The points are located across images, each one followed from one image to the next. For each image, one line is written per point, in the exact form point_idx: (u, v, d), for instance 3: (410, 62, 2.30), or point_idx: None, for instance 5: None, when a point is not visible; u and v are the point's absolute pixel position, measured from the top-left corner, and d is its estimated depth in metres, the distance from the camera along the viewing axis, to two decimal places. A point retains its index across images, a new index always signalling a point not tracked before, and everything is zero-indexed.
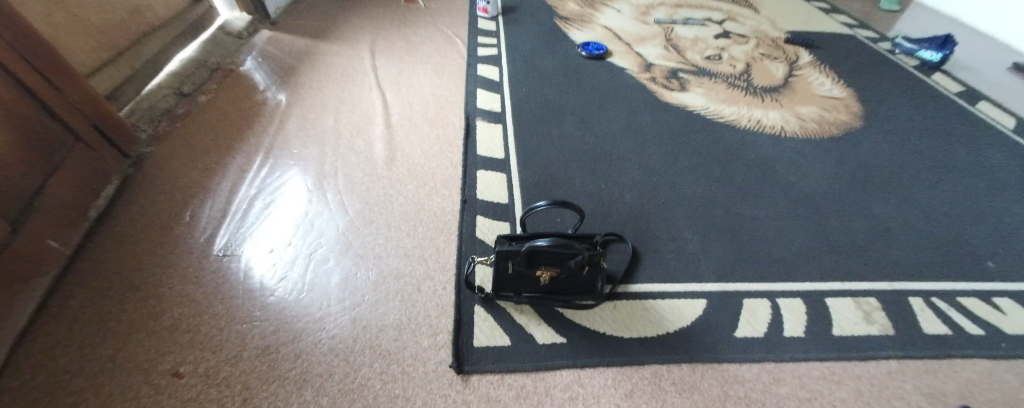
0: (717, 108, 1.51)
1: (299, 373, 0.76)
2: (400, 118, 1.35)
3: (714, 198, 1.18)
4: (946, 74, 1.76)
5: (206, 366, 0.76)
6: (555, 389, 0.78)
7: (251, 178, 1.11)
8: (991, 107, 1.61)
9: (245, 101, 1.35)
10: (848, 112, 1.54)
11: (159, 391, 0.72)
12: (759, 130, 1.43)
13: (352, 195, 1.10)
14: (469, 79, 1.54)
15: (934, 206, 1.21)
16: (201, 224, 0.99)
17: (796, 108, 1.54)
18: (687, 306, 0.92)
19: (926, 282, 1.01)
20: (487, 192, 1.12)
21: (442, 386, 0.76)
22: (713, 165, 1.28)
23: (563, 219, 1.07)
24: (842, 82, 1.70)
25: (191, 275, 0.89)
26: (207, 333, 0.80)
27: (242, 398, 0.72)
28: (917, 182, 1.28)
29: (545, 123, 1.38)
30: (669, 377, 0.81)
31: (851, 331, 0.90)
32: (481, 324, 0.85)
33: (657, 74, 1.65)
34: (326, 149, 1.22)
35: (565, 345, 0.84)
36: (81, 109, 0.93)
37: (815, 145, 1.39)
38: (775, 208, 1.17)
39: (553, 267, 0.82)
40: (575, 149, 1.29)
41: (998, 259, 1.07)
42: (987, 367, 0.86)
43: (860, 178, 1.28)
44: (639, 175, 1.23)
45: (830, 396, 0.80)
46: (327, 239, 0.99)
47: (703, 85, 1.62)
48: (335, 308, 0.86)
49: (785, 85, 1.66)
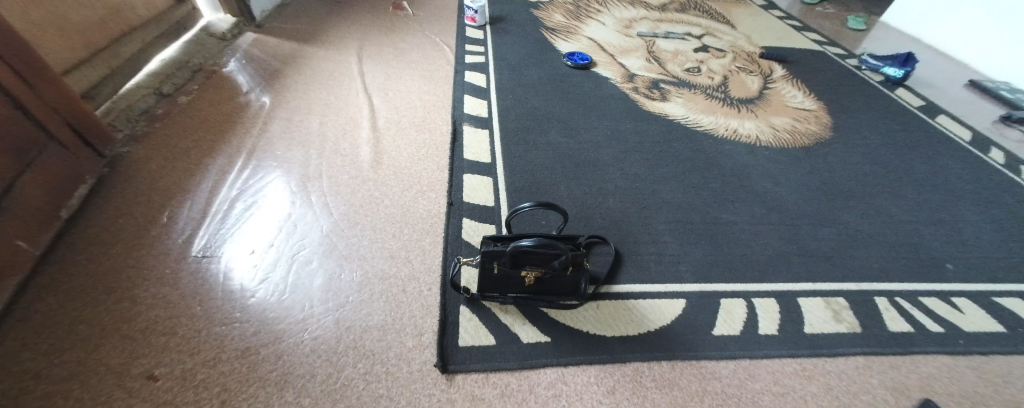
0: (696, 118, 1.57)
1: (281, 374, 0.76)
2: (387, 122, 1.37)
3: (693, 204, 1.22)
4: (908, 89, 1.87)
5: (182, 369, 0.74)
6: (539, 387, 0.79)
7: (232, 179, 1.10)
8: (949, 120, 1.72)
9: (228, 102, 1.34)
10: (818, 124, 1.62)
11: (132, 394, 0.70)
12: (736, 139, 1.49)
13: (337, 198, 1.10)
14: (456, 86, 1.56)
15: (898, 212, 1.28)
16: (180, 225, 0.97)
17: (770, 119, 1.61)
18: (667, 306, 0.95)
19: (891, 283, 1.06)
20: (473, 195, 1.14)
21: (427, 385, 0.77)
22: (692, 172, 1.33)
23: (548, 222, 1.09)
24: (812, 95, 1.78)
25: (168, 277, 0.87)
26: (184, 336, 0.79)
27: (221, 400, 0.71)
28: (882, 189, 1.36)
29: (531, 130, 1.41)
30: (650, 374, 0.83)
31: (821, 329, 0.94)
32: (467, 324, 0.86)
33: (639, 84, 1.71)
34: (312, 151, 1.22)
35: (549, 344, 0.85)
36: (55, 107, 0.91)
37: (788, 154, 1.45)
38: (750, 213, 1.22)
39: (538, 267, 0.84)
40: (560, 155, 1.32)
41: (956, 262, 1.14)
42: (945, 362, 0.91)
43: (829, 186, 1.34)
44: (621, 181, 1.26)
45: (802, 391, 0.83)
46: (310, 241, 0.99)
47: (683, 95, 1.68)
48: (318, 310, 0.86)
49: (760, 98, 1.73)
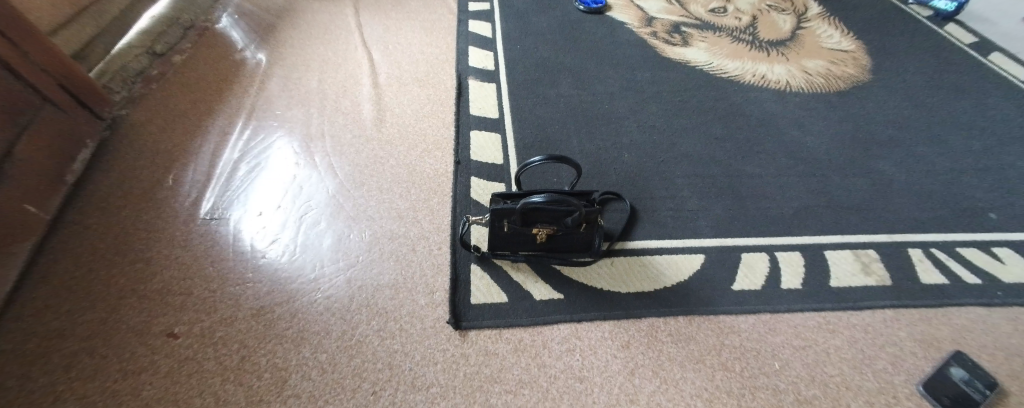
0: (720, 64, 1.46)
1: (297, 331, 0.76)
2: (389, 77, 1.31)
3: (713, 157, 1.15)
4: (960, 25, 1.68)
5: (201, 327, 0.76)
6: (552, 342, 0.78)
7: (234, 141, 1.08)
8: (1005, 58, 1.55)
9: (223, 61, 1.30)
10: (856, 66, 1.49)
11: (155, 351, 0.72)
12: (763, 85, 1.39)
13: (340, 158, 1.07)
14: (460, 36, 1.47)
15: (937, 159, 1.19)
16: (187, 189, 0.96)
17: (802, 62, 1.48)
18: (685, 262, 0.92)
19: (925, 234, 1.00)
20: (480, 153, 1.09)
21: (440, 341, 0.77)
22: (714, 123, 1.25)
23: (559, 179, 1.05)
24: (850, 34, 1.63)
25: (179, 240, 0.88)
26: (200, 296, 0.80)
27: (240, 356, 0.73)
28: (921, 135, 1.26)
29: (540, 83, 1.33)
30: (665, 329, 0.81)
31: (848, 282, 0.90)
32: (478, 282, 0.85)
33: (658, 29, 1.58)
34: (313, 110, 1.19)
35: (562, 301, 0.84)
36: (43, 68, 0.87)
37: (820, 100, 1.34)
38: (774, 164, 1.15)
39: (549, 225, 0.80)
40: (572, 108, 1.25)
41: (1000, 211, 1.06)
42: (981, 314, 0.86)
43: (864, 134, 1.25)
44: (637, 135, 1.20)
45: (825, 344, 0.80)
46: (317, 202, 0.97)
47: (707, 39, 1.55)
48: (329, 270, 0.86)
49: (792, 39, 1.59)
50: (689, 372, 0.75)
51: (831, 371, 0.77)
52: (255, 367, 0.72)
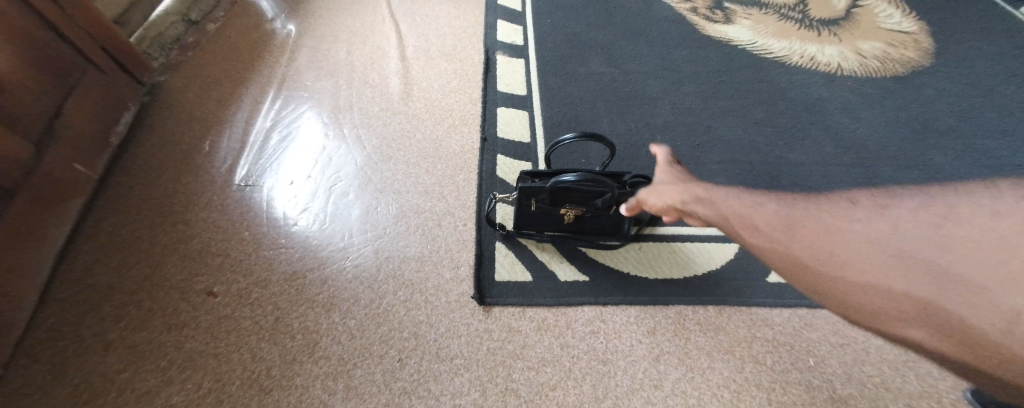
0: (765, 43, 1.37)
1: (327, 297, 0.78)
2: (416, 51, 1.29)
3: (752, 143, 1.09)
4: None
5: (238, 287, 0.78)
6: (576, 323, 0.77)
7: (265, 110, 1.09)
8: None
9: (254, 30, 1.30)
10: (916, 49, 1.37)
11: (195, 307, 0.75)
12: (812, 67, 1.30)
13: (368, 131, 1.07)
14: (489, 9, 1.43)
15: (1002, 154, 1.09)
16: (222, 155, 0.98)
17: (857, 44, 1.37)
18: (717, 251, 0.88)
19: None
20: (508, 131, 1.07)
21: (465, 315, 0.77)
22: (755, 107, 1.18)
23: (588, 159, 1.03)
24: (912, 13, 1.50)
25: (216, 203, 0.90)
26: (236, 257, 0.82)
27: (275, 317, 0.75)
28: (987, 127, 1.15)
29: (572, 60, 1.28)
30: (694, 317, 0.79)
31: None
32: (503, 260, 0.85)
33: (698, 5, 1.49)
34: (341, 82, 1.18)
35: (587, 283, 0.82)
36: (88, 31, 0.89)
37: (873, 85, 1.25)
38: (819, 153, 1.08)
39: (579, 206, 0.77)
40: (604, 87, 1.21)
41: None
42: None
43: (921, 124, 1.15)
44: (671, 116, 1.14)
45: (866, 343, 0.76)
46: (346, 173, 0.98)
47: (752, 16, 1.45)
48: (358, 240, 0.86)
49: (847, 18, 1.47)
50: (717, 362, 0.74)
51: (869, 370, 0.73)
52: (288, 328, 0.74)
